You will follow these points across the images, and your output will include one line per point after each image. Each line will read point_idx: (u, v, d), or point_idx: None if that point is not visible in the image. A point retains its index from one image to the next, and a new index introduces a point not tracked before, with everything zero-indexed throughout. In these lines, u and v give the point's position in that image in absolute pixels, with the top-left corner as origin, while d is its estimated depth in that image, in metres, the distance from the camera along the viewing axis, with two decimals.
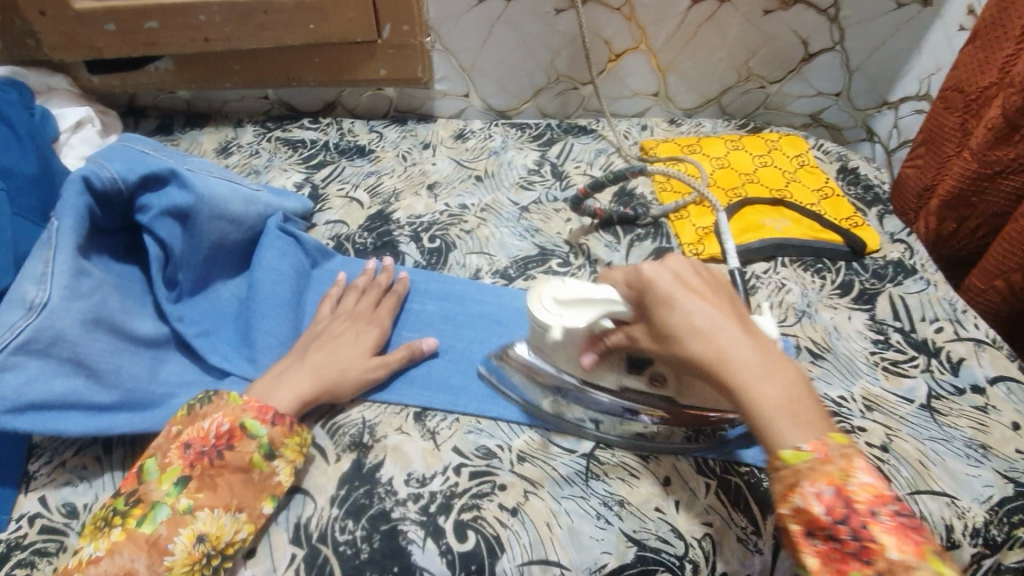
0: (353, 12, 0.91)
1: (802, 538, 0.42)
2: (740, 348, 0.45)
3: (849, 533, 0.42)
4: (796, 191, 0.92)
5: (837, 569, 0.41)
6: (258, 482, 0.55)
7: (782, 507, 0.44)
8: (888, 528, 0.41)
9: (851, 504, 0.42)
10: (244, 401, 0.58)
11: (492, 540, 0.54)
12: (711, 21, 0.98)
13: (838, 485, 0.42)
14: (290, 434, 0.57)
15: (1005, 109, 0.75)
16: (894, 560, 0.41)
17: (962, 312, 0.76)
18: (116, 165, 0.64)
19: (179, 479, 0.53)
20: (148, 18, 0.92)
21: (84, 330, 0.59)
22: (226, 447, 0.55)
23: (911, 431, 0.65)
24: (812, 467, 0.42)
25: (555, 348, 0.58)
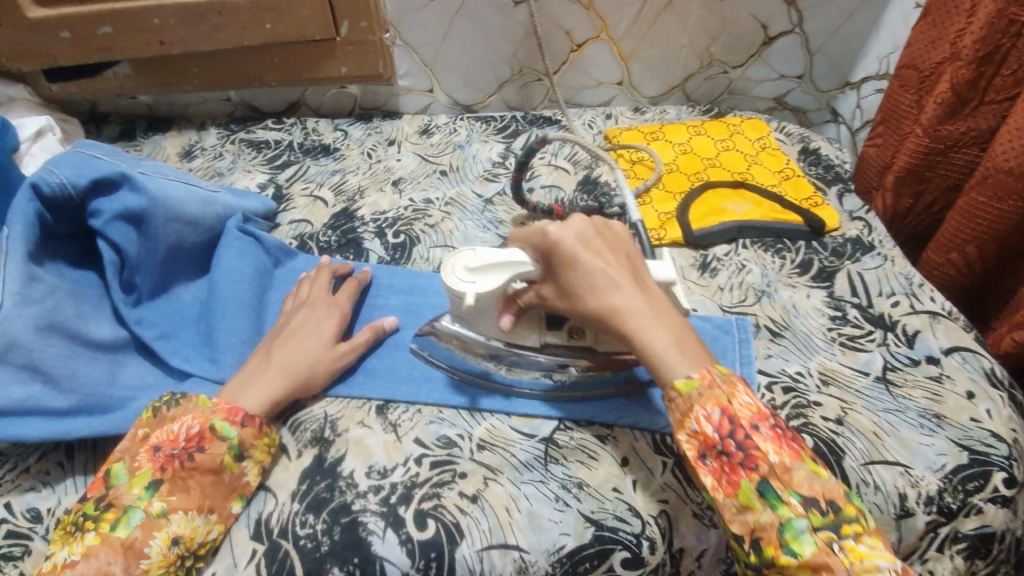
0: (310, 9, 0.91)
1: (697, 460, 0.49)
2: (633, 298, 0.52)
3: (735, 446, 0.47)
4: (758, 173, 0.93)
5: (729, 480, 0.47)
6: (229, 482, 0.55)
7: (681, 433, 0.50)
8: (769, 437, 0.48)
9: (734, 422, 0.48)
10: (213, 403, 0.57)
11: (452, 526, 0.55)
12: (669, 7, 0.98)
13: (723, 405, 0.48)
14: (260, 435, 0.58)
15: (953, 84, 0.77)
16: (773, 463, 0.47)
17: (918, 286, 0.77)
18: (66, 170, 0.63)
19: (150, 483, 0.53)
20: (101, 23, 0.91)
21: (36, 335, 0.59)
22: (197, 450, 0.54)
23: (866, 404, 0.66)
24: (700, 392, 0.49)
25: (474, 316, 0.62)
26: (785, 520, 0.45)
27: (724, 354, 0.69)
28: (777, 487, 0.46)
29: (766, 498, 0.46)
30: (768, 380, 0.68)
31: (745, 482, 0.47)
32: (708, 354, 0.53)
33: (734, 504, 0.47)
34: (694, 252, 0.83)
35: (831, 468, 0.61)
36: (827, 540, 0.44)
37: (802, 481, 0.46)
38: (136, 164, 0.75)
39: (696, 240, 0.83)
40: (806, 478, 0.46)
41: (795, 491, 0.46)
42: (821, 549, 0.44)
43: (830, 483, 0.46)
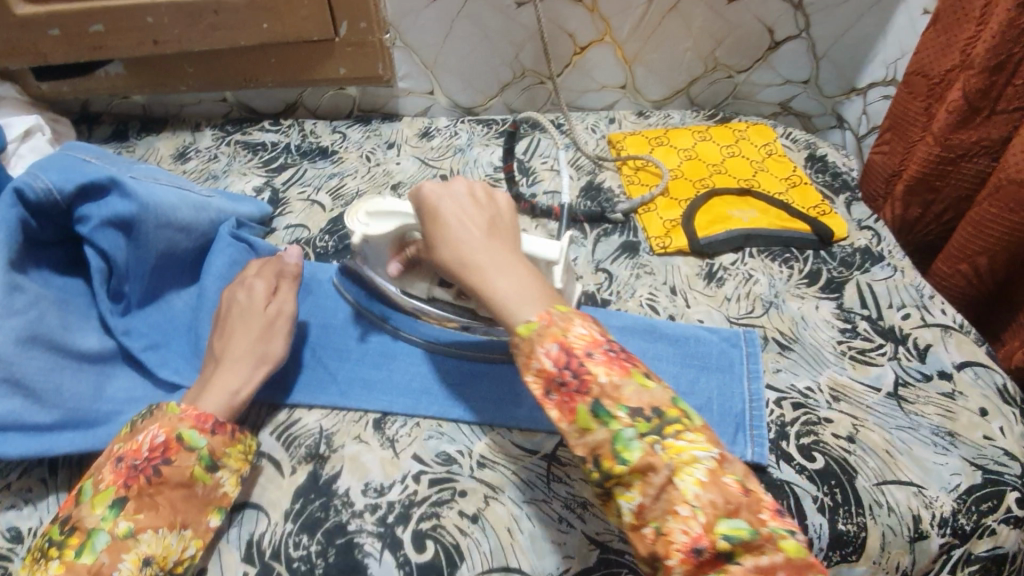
0: (308, 10, 0.89)
1: (544, 397, 0.48)
2: (481, 252, 0.53)
3: (571, 374, 0.47)
4: (764, 180, 0.91)
5: (570, 408, 0.47)
6: (202, 496, 0.53)
7: (527, 376, 0.49)
8: (600, 361, 0.47)
9: (571, 352, 0.47)
10: (181, 410, 0.55)
11: (452, 549, 0.53)
12: (674, 10, 0.97)
13: (560, 340, 0.48)
14: (231, 442, 0.55)
15: (965, 92, 0.75)
16: (604, 383, 0.46)
17: (930, 298, 0.76)
18: (50, 175, 0.61)
19: (115, 502, 0.50)
20: (92, 21, 0.89)
21: (18, 348, 0.56)
22: (163, 462, 0.52)
23: (878, 421, 0.64)
24: (540, 333, 0.48)
25: (371, 256, 0.65)
26: (616, 435, 0.45)
27: (731, 367, 0.68)
28: (608, 405, 0.46)
29: (599, 418, 0.46)
30: (776, 395, 0.66)
31: (581, 406, 0.47)
32: (554, 302, 0.51)
33: (576, 431, 0.47)
34: (700, 261, 0.81)
35: (843, 488, 0.59)
36: (655, 445, 0.44)
37: (632, 396, 0.46)
38: (124, 167, 0.73)
39: (702, 249, 0.81)
40: (634, 392, 0.46)
41: (623, 404, 0.46)
42: (648, 453, 0.44)
43: (657, 392, 0.47)
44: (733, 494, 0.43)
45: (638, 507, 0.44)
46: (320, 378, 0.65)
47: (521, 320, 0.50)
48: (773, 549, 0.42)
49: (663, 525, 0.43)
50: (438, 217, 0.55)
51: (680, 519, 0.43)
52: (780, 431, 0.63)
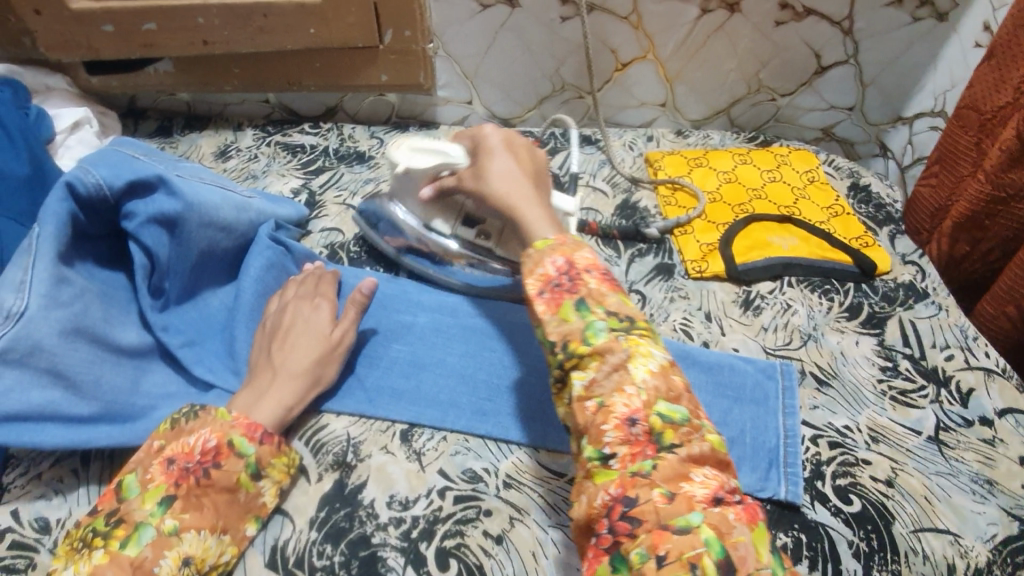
0: (354, 16, 0.90)
1: (536, 294, 0.51)
2: (523, 186, 0.60)
3: (568, 279, 0.51)
4: (806, 208, 0.89)
5: (555, 301, 0.50)
6: (244, 502, 0.53)
7: (528, 278, 0.52)
8: (596, 279, 0.50)
9: (574, 265, 0.51)
10: (232, 417, 0.55)
11: (475, 569, 0.52)
12: (720, 31, 0.95)
13: (568, 254, 0.52)
14: (278, 453, 0.55)
15: (1021, 130, 0.73)
16: (592, 289, 0.50)
17: (974, 339, 0.73)
18: (104, 169, 0.62)
19: (163, 499, 0.51)
20: (145, 19, 0.91)
21: (62, 339, 0.57)
22: (213, 465, 0.52)
23: (918, 465, 0.62)
24: (552, 247, 0.53)
25: (405, 187, 0.74)
26: (589, 324, 0.48)
27: (766, 401, 0.66)
28: (590, 303, 0.49)
29: (579, 312, 0.48)
30: (812, 432, 0.64)
31: (567, 301, 0.49)
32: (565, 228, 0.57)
33: (556, 320, 0.49)
34: (736, 287, 0.79)
35: (880, 534, 0.57)
36: (620, 337, 0.47)
37: (614, 304, 0.49)
38: (172, 163, 0.74)
39: (739, 275, 0.79)
40: (617, 302, 0.49)
41: (604, 306, 0.48)
42: (613, 342, 0.46)
43: (636, 310, 0.50)
44: (678, 387, 0.46)
45: (588, 383, 0.46)
46: (348, 384, 0.65)
47: (540, 236, 0.55)
48: (699, 438, 0.44)
49: (608, 401, 0.45)
50: (495, 152, 0.63)
51: (625, 397, 0.44)
52: (815, 470, 0.61)
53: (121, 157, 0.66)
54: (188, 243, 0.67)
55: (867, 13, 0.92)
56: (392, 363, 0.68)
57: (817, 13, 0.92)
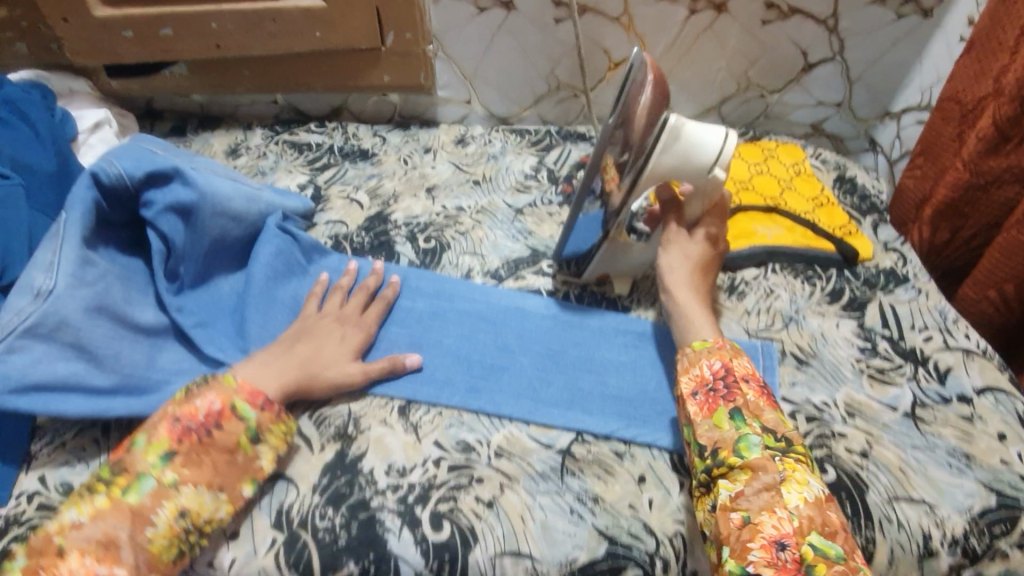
0: (358, 20, 0.94)
1: (689, 395, 0.60)
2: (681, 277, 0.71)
3: (723, 385, 0.59)
4: (792, 200, 0.92)
5: (709, 406, 0.58)
6: (241, 465, 0.57)
7: (684, 377, 0.62)
8: (754, 390, 0.58)
9: (731, 372, 0.59)
10: (237, 383, 0.59)
11: (467, 530, 0.56)
12: (708, 31, 0.99)
13: (725, 360, 0.61)
14: (277, 421, 0.60)
15: (996, 119, 0.76)
16: (749, 401, 0.57)
17: (953, 322, 0.76)
18: (128, 160, 0.68)
19: (166, 453, 0.55)
20: (162, 25, 0.96)
21: (85, 316, 0.62)
22: (215, 426, 0.57)
23: (893, 439, 0.64)
24: (710, 350, 0.62)
25: (689, 149, 0.64)
26: (744, 436, 0.54)
27: None
28: (745, 414, 0.56)
29: (733, 419, 0.56)
30: (791, 407, 0.67)
31: (721, 408, 0.57)
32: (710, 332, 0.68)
33: (707, 423, 0.57)
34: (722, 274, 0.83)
35: (854, 501, 0.60)
36: (775, 457, 0.53)
37: (771, 419, 0.56)
38: (189, 158, 0.80)
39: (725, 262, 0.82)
40: (773, 419, 0.56)
41: (760, 421, 0.56)
42: (766, 459, 0.53)
43: (793, 431, 0.56)
44: (832, 522, 0.50)
45: (735, 495, 0.52)
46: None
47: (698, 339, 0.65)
48: None
49: (755, 518, 0.50)
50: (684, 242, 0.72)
51: (774, 518, 0.50)
52: None
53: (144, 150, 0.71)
54: (200, 229, 0.71)
55: (851, 11, 0.95)
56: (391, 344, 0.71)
57: (802, 12, 0.96)
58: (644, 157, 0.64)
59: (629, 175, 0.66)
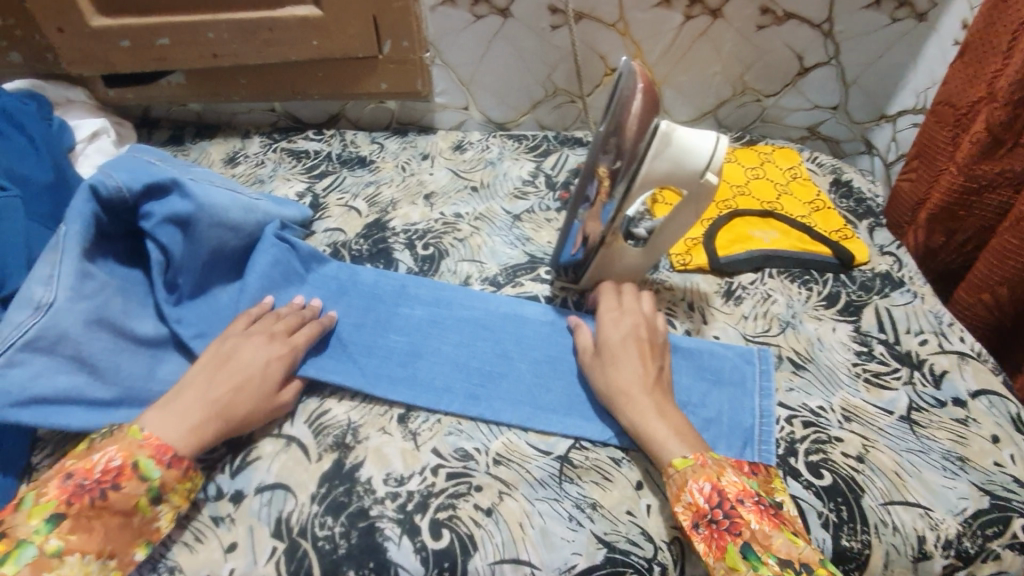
0: (355, 29, 0.95)
1: (693, 530, 0.54)
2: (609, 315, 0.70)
3: (723, 514, 0.53)
4: (788, 204, 0.93)
5: (718, 545, 0.52)
6: (137, 526, 0.54)
7: (677, 506, 0.55)
8: (751, 509, 0.53)
9: (722, 494, 0.54)
10: (143, 435, 0.56)
11: (466, 538, 0.56)
12: (704, 36, 1.00)
13: (714, 481, 0.55)
14: (182, 479, 0.57)
15: (990, 124, 0.76)
16: (756, 530, 0.51)
17: (948, 325, 0.76)
18: (127, 173, 0.68)
19: (51, 516, 0.51)
20: (159, 35, 0.97)
21: (85, 329, 0.63)
22: (111, 486, 0.53)
23: (888, 442, 0.65)
24: (694, 469, 0.56)
25: (677, 152, 0.64)
26: None
27: (743, 383, 0.69)
28: (757, 550, 0.50)
29: (746, 560, 0.50)
30: (787, 412, 0.67)
31: (731, 546, 0.51)
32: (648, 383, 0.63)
33: (723, 568, 0.51)
34: (719, 279, 0.83)
35: (850, 506, 0.60)
36: None
37: (781, 546, 0.50)
38: (184, 168, 0.79)
39: (721, 267, 0.83)
40: (785, 545, 0.50)
41: (774, 555, 0.50)
42: None
43: (808, 551, 0.50)
44: None
45: None
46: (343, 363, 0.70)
47: (676, 455, 0.58)
48: None
49: None
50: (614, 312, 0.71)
51: None
52: (789, 448, 0.64)
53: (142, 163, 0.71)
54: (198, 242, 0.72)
55: (846, 15, 0.95)
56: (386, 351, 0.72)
57: (797, 17, 0.96)
58: (638, 163, 0.64)
59: (623, 183, 0.65)
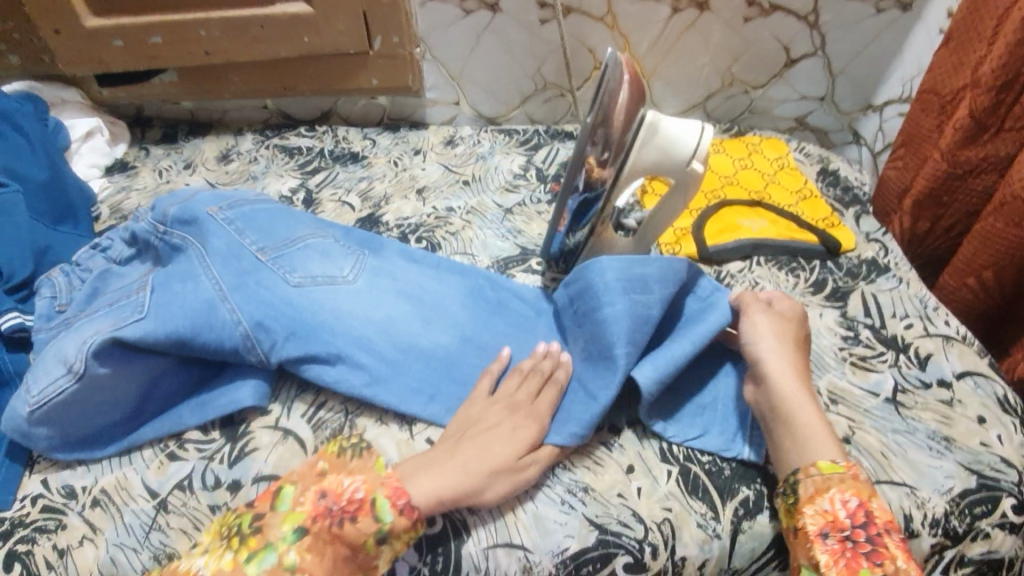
0: (345, 24, 0.95)
1: (820, 536, 0.53)
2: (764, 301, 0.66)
3: (863, 537, 0.52)
4: (775, 192, 0.94)
5: (848, 563, 0.51)
6: (359, 561, 0.54)
7: (808, 509, 0.54)
8: (898, 544, 0.51)
9: (870, 516, 0.53)
10: (386, 473, 0.57)
11: (460, 524, 0.57)
12: (692, 28, 1.01)
13: (862, 498, 0.53)
14: (410, 530, 0.54)
15: (972, 110, 0.77)
16: (901, 567, 0.50)
17: (933, 309, 0.77)
18: (223, 274, 0.65)
19: (297, 527, 0.53)
20: (152, 34, 0.97)
21: (114, 376, 0.61)
22: (349, 518, 0.53)
23: (874, 424, 0.66)
24: (842, 478, 0.54)
25: (664, 141, 0.66)
26: None
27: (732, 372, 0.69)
28: None
29: None
30: None
31: (864, 569, 0.50)
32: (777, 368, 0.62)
33: None
34: (708, 268, 0.84)
35: None
36: None
37: None
38: (273, 228, 0.72)
39: (710, 256, 0.84)
40: None
41: None
42: None
43: None
44: None
45: None
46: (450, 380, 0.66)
47: (823, 458, 0.56)
48: None
49: None
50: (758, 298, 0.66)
51: None
52: None
53: (232, 252, 0.67)
54: (301, 323, 0.65)
55: (831, 6, 0.97)
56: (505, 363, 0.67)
57: (782, 8, 0.98)
58: (626, 153, 0.66)
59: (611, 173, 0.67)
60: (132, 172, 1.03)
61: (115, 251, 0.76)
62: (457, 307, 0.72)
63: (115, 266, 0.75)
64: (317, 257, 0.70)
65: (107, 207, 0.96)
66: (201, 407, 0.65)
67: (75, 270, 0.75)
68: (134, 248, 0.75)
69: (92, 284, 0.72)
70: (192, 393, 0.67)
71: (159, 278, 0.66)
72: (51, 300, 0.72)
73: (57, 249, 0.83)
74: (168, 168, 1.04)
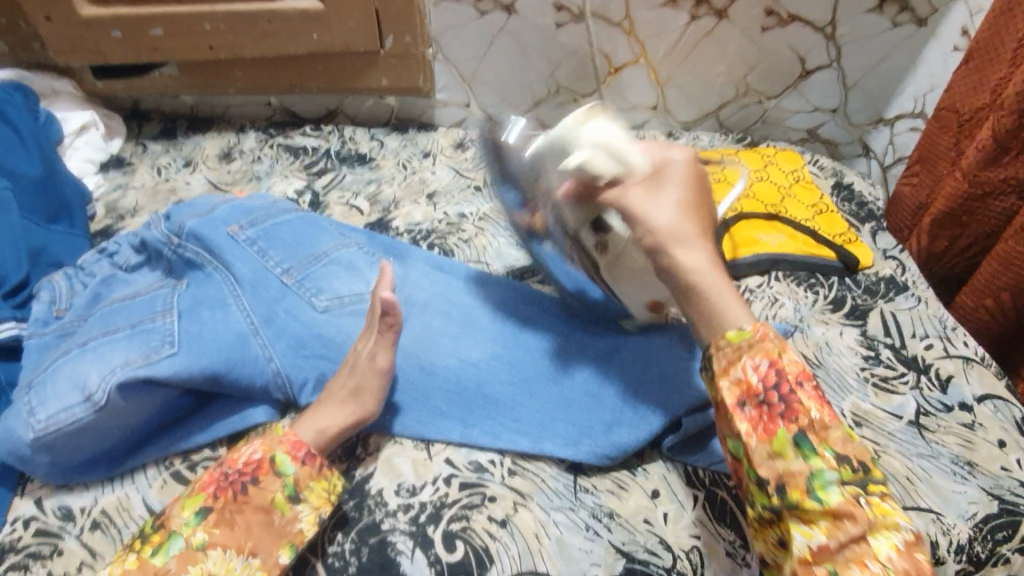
0: (355, 21, 0.92)
1: (738, 405, 0.51)
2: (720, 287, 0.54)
3: (778, 398, 0.49)
4: (792, 206, 0.93)
5: (766, 427, 0.49)
6: (279, 527, 0.52)
7: (723, 380, 0.52)
8: (811, 395, 0.50)
9: (782, 375, 0.50)
10: (283, 433, 0.56)
11: (482, 551, 0.55)
12: (708, 36, 0.99)
13: (773, 359, 0.50)
14: (317, 477, 0.55)
15: (996, 131, 0.76)
16: (813, 417, 0.49)
17: (952, 330, 0.77)
18: (254, 305, 0.64)
19: (200, 509, 0.52)
20: (153, 25, 0.93)
21: (134, 407, 0.59)
22: (251, 481, 0.53)
23: (899, 448, 0.66)
24: (750, 342, 0.51)
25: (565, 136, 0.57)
26: (817, 472, 0.47)
27: None
28: (813, 441, 0.48)
29: (800, 447, 0.48)
30: None
31: (781, 431, 0.49)
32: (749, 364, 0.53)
33: (767, 450, 0.49)
34: None
35: None
36: (858, 496, 0.46)
37: (838, 440, 0.48)
38: (298, 244, 0.71)
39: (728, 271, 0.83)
40: (842, 439, 0.48)
41: (831, 447, 0.48)
42: (850, 501, 0.46)
43: (862, 449, 0.49)
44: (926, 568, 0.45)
45: (817, 545, 0.46)
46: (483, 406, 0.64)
47: (731, 328, 0.52)
48: None
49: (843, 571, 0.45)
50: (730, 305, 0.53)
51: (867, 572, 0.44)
52: None
53: (260, 280, 0.66)
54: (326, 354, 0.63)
55: (848, 18, 0.95)
56: (536, 377, 0.66)
57: (800, 18, 0.96)
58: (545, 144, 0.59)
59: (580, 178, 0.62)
60: (129, 169, 1.00)
61: (121, 257, 0.72)
62: (488, 320, 0.71)
63: (121, 272, 0.71)
64: (342, 273, 0.69)
65: (103, 205, 0.92)
66: (209, 425, 0.62)
67: (78, 274, 0.72)
68: (141, 255, 0.72)
69: (94, 289, 0.69)
70: (200, 407, 0.64)
71: (185, 303, 0.64)
72: (49, 303, 0.69)
73: (50, 251, 0.79)
74: (166, 165, 1.00)
